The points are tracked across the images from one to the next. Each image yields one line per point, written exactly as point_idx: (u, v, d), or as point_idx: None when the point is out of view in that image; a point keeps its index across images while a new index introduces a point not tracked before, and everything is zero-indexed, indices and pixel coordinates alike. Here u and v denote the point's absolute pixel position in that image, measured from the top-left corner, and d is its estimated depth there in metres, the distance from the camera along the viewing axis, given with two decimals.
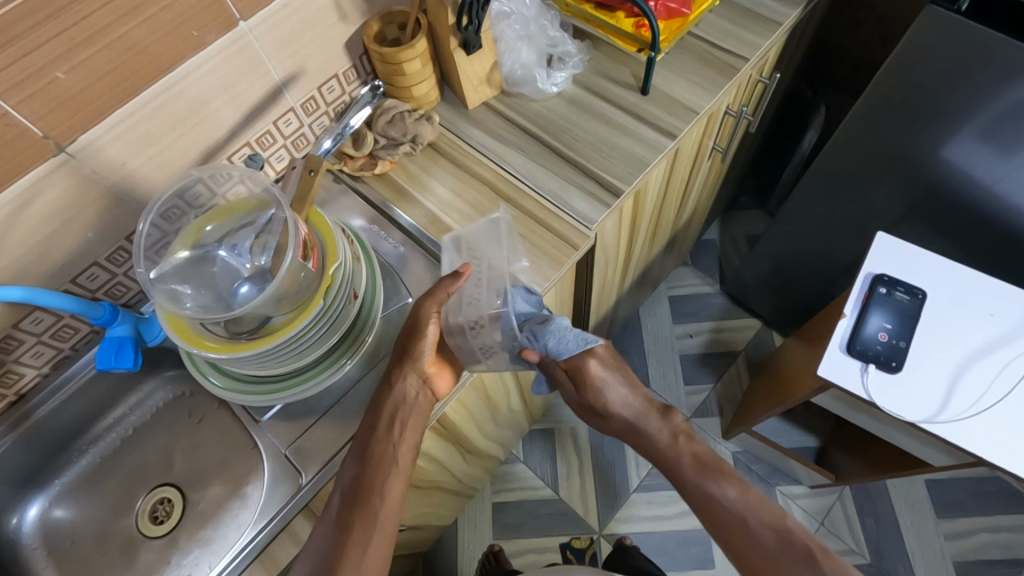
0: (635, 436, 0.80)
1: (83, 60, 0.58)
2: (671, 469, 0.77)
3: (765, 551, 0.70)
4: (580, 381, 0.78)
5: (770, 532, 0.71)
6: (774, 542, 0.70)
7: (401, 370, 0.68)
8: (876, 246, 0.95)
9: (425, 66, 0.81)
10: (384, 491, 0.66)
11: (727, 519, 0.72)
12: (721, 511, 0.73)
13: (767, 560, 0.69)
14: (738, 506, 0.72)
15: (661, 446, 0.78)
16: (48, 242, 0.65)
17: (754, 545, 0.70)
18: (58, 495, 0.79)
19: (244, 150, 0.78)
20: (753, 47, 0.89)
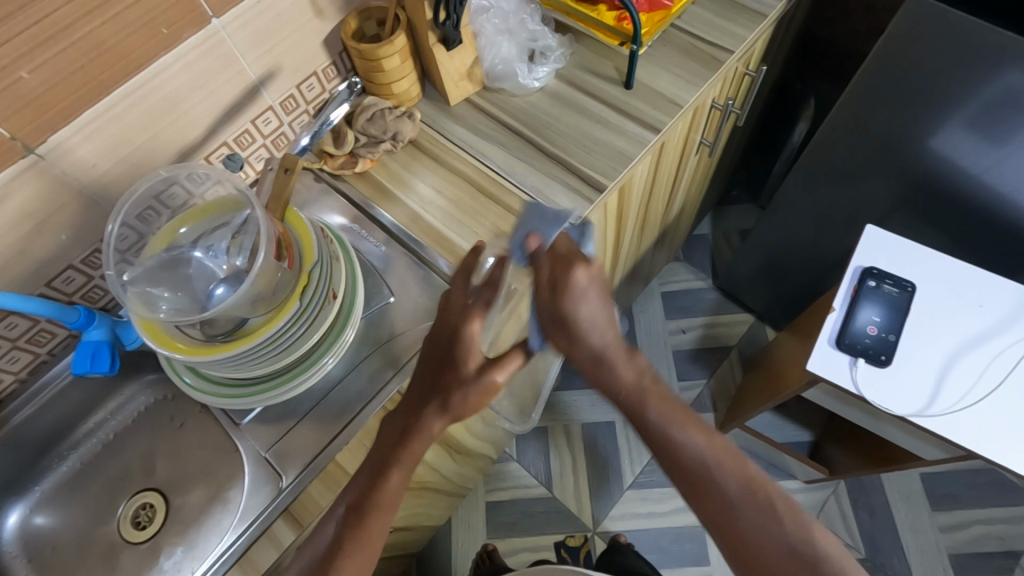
0: (599, 373, 0.63)
1: (47, 58, 0.57)
2: (630, 412, 0.61)
3: (722, 504, 0.57)
4: (559, 288, 0.63)
5: (736, 481, 0.58)
6: (738, 494, 0.57)
7: (432, 413, 0.63)
8: (866, 238, 0.95)
9: (405, 63, 0.80)
10: (367, 546, 0.60)
11: (685, 462, 0.59)
12: (677, 454, 0.59)
13: (730, 513, 0.57)
14: (700, 458, 0.59)
15: (625, 386, 0.62)
16: (18, 247, 0.64)
17: (715, 499, 0.58)
18: (39, 502, 0.78)
19: (223, 150, 0.77)
20: (736, 39, 0.88)
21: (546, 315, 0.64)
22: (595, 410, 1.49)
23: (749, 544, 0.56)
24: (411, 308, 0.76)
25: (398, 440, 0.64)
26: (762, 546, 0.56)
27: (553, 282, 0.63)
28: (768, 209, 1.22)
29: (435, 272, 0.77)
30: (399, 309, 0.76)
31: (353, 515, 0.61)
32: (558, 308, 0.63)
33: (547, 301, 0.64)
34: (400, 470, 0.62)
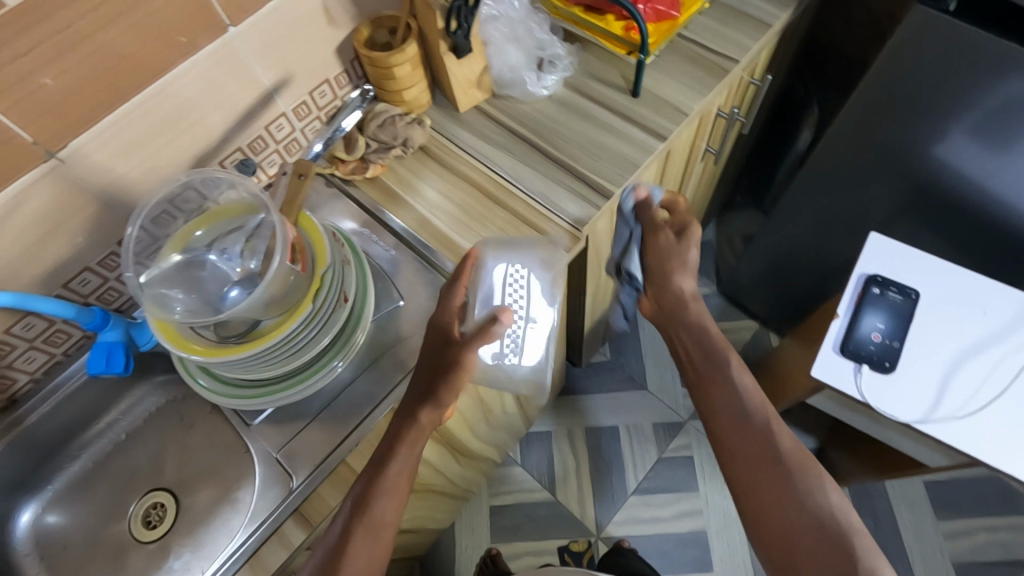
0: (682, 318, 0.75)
1: (68, 66, 0.58)
2: (710, 363, 0.72)
3: (767, 456, 0.65)
4: (678, 240, 0.76)
5: (787, 438, 0.65)
6: (787, 449, 0.64)
7: (426, 411, 0.65)
8: (870, 245, 0.95)
9: (415, 71, 0.81)
10: (374, 546, 0.60)
11: (747, 416, 0.67)
12: (743, 406, 0.68)
13: (774, 463, 0.64)
14: (762, 414, 0.67)
15: (707, 335, 0.73)
16: (37, 248, 0.66)
17: (768, 452, 0.65)
18: (50, 500, 0.79)
19: (236, 155, 0.78)
20: (742, 48, 0.89)
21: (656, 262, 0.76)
22: (599, 415, 1.50)
23: (781, 491, 0.63)
24: (420, 311, 0.77)
25: (395, 440, 0.65)
26: (792, 496, 0.62)
27: (676, 230, 0.78)
28: (772, 216, 1.23)
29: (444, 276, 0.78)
30: (408, 312, 0.78)
31: (355, 517, 0.61)
32: (669, 249, 0.76)
33: (664, 241, 0.76)
34: (397, 468, 0.64)
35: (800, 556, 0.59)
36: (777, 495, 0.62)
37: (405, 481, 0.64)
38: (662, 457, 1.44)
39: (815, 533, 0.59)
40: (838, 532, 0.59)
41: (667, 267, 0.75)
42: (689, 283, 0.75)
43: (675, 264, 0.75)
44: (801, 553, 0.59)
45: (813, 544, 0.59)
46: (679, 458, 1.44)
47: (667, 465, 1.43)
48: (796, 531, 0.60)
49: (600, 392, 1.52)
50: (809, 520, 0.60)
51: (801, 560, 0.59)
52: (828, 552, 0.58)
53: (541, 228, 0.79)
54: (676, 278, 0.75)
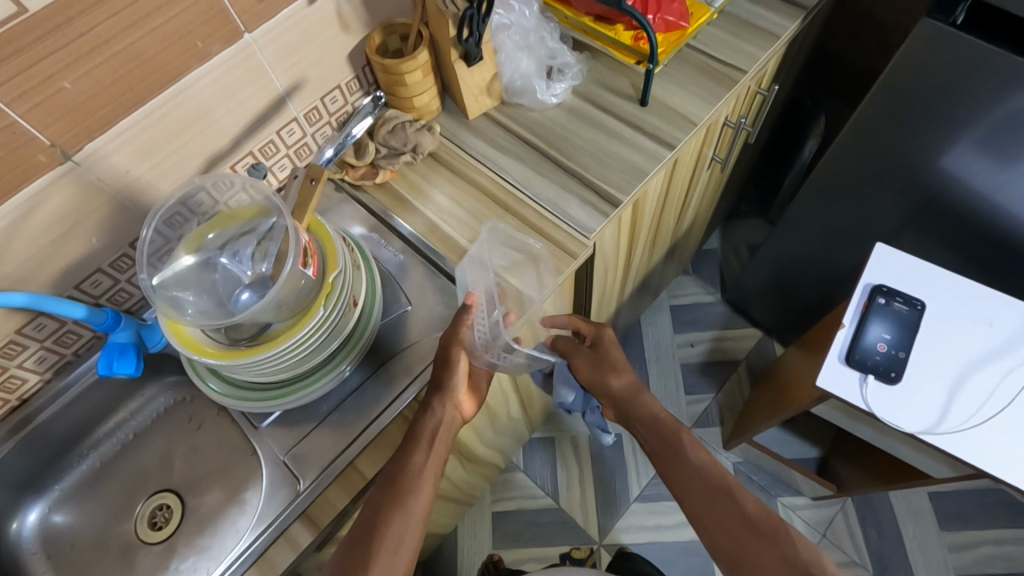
0: (637, 403, 0.80)
1: (89, 69, 0.59)
2: (667, 443, 0.76)
3: (744, 527, 0.67)
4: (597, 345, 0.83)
5: (752, 506, 0.68)
6: (755, 515, 0.68)
7: (439, 402, 0.70)
8: (876, 255, 0.96)
9: (426, 77, 0.82)
10: (409, 529, 0.64)
11: (713, 487, 0.71)
12: (705, 480, 0.72)
13: (746, 535, 0.67)
14: (722, 484, 0.70)
15: (654, 417, 0.78)
16: (53, 248, 0.66)
17: (737, 522, 0.68)
18: (58, 500, 0.79)
19: (248, 159, 0.79)
20: (750, 59, 0.90)
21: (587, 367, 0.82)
22: None
23: (754, 562, 0.65)
24: (428, 315, 0.78)
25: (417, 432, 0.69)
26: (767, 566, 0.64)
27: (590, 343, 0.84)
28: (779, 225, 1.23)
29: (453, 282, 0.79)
30: (416, 317, 0.78)
31: (385, 500, 0.65)
32: (593, 365, 0.82)
33: (586, 358, 0.83)
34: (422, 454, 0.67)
35: None
36: (767, 564, 0.64)
37: (432, 465, 0.68)
38: None
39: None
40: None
41: (599, 374, 0.81)
42: (625, 380, 0.80)
43: (597, 371, 0.81)
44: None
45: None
46: None
47: None
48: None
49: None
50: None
51: None
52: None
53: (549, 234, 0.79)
54: (608, 381, 0.81)
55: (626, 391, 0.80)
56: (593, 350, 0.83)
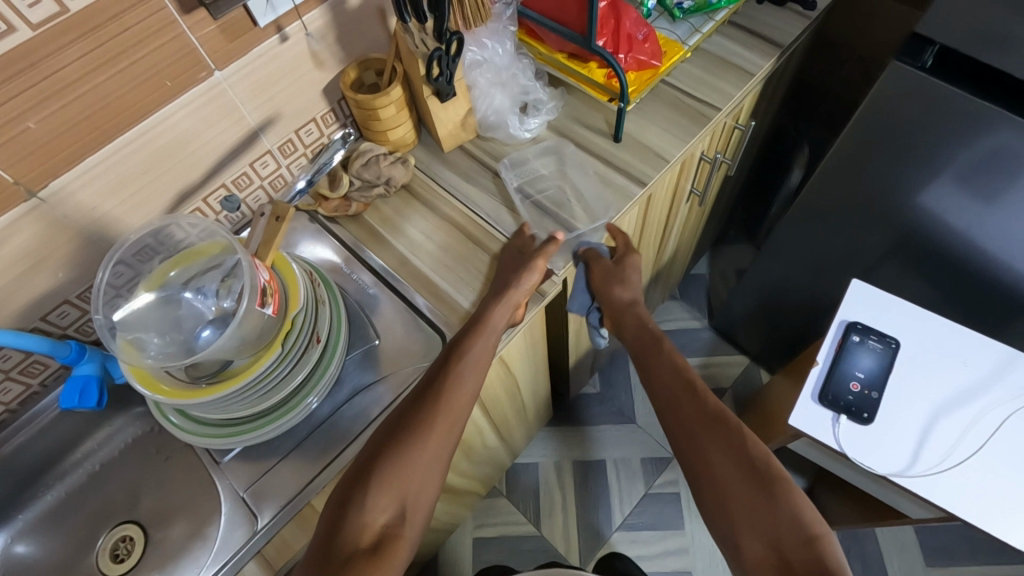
0: (638, 313, 0.82)
1: (54, 110, 0.60)
2: (646, 350, 0.78)
3: (699, 421, 0.68)
4: (623, 262, 0.84)
5: (713, 405, 0.69)
6: (713, 412, 0.68)
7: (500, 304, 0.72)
8: (851, 292, 0.95)
9: (400, 112, 0.83)
10: (455, 410, 0.67)
11: (678, 390, 0.72)
12: (673, 382, 0.73)
13: (699, 432, 0.67)
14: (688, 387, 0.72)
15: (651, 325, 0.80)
16: (17, 283, 0.66)
17: (694, 416, 0.69)
18: (21, 530, 0.79)
19: (220, 191, 0.79)
20: (725, 96, 0.90)
21: (607, 273, 0.82)
22: (587, 447, 1.49)
23: (702, 452, 0.66)
24: (396, 350, 0.78)
25: (422, 406, 0.66)
26: (714, 457, 0.65)
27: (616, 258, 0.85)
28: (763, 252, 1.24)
29: (422, 316, 0.79)
30: (385, 352, 0.78)
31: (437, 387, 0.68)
32: (609, 273, 0.82)
33: (607, 266, 0.82)
34: (483, 340, 0.70)
35: (734, 509, 0.61)
36: (715, 454, 0.65)
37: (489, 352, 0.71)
38: (649, 492, 1.43)
39: (742, 484, 0.62)
40: (763, 480, 0.62)
41: (608, 283, 0.82)
42: (627, 293, 0.82)
43: (614, 278, 0.82)
44: (734, 506, 0.61)
45: (743, 495, 0.62)
46: (666, 494, 1.42)
47: (653, 500, 1.42)
48: (728, 484, 0.63)
49: (596, 425, 1.52)
50: (738, 474, 0.63)
51: (735, 509, 0.61)
52: (753, 501, 0.61)
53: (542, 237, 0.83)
54: (616, 290, 0.82)
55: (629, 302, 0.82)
56: (619, 266, 0.83)
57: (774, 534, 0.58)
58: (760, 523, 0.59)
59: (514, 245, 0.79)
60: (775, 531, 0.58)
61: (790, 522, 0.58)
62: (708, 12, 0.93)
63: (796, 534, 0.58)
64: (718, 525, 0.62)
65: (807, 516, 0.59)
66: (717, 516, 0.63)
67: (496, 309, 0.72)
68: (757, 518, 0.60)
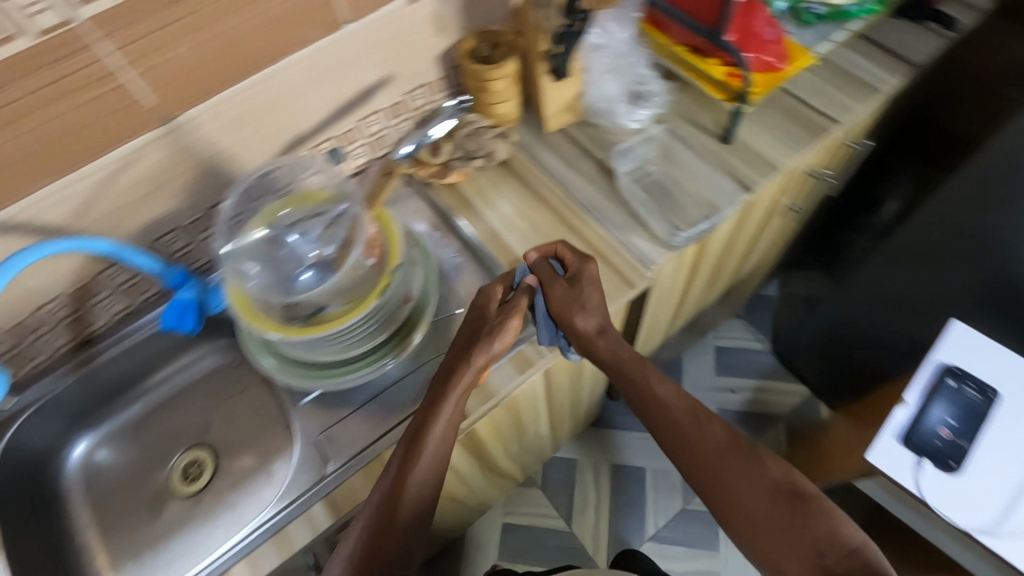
0: (609, 337, 0.69)
1: (195, 44, 0.62)
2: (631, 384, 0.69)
3: (711, 450, 0.64)
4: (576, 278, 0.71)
5: (719, 436, 0.65)
6: (722, 441, 0.64)
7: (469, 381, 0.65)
8: (950, 333, 0.89)
9: (511, 87, 0.83)
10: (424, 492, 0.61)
11: (680, 421, 0.67)
12: (671, 416, 0.67)
13: (712, 463, 0.63)
14: (690, 415, 0.67)
15: (624, 357, 0.68)
16: (138, 204, 0.70)
17: (704, 447, 0.64)
18: (104, 437, 0.84)
19: (327, 143, 0.81)
20: (845, 110, 0.85)
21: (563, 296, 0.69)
22: (626, 452, 1.48)
23: (725, 485, 0.62)
24: None
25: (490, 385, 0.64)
26: (736, 486, 0.61)
27: (568, 277, 0.72)
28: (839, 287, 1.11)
29: None
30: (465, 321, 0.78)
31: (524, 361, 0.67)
32: (567, 298, 0.69)
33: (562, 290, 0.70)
34: (440, 428, 0.62)
35: (772, 537, 0.58)
36: (739, 484, 0.62)
37: (450, 432, 0.64)
38: (685, 509, 1.40)
39: (772, 503, 0.60)
40: (795, 499, 0.59)
41: (567, 309, 0.69)
42: (591, 320, 0.69)
43: (572, 304, 0.69)
44: (771, 536, 0.58)
45: (777, 522, 0.58)
46: (702, 514, 1.39)
47: (688, 517, 1.39)
48: (763, 514, 0.59)
49: (623, 430, 1.50)
50: (768, 499, 0.60)
51: (772, 538, 0.58)
52: (789, 519, 0.58)
53: (612, 268, 0.77)
54: (577, 318, 0.68)
55: (592, 332, 0.68)
56: (570, 287, 0.70)
57: (818, 554, 0.56)
58: (801, 545, 0.56)
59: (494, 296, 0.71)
60: (818, 552, 0.56)
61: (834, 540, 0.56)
62: (839, 21, 0.91)
63: (841, 549, 0.55)
64: (763, 558, 0.59)
65: (846, 530, 0.56)
66: (756, 548, 0.59)
67: (454, 386, 0.64)
68: (795, 538, 0.57)
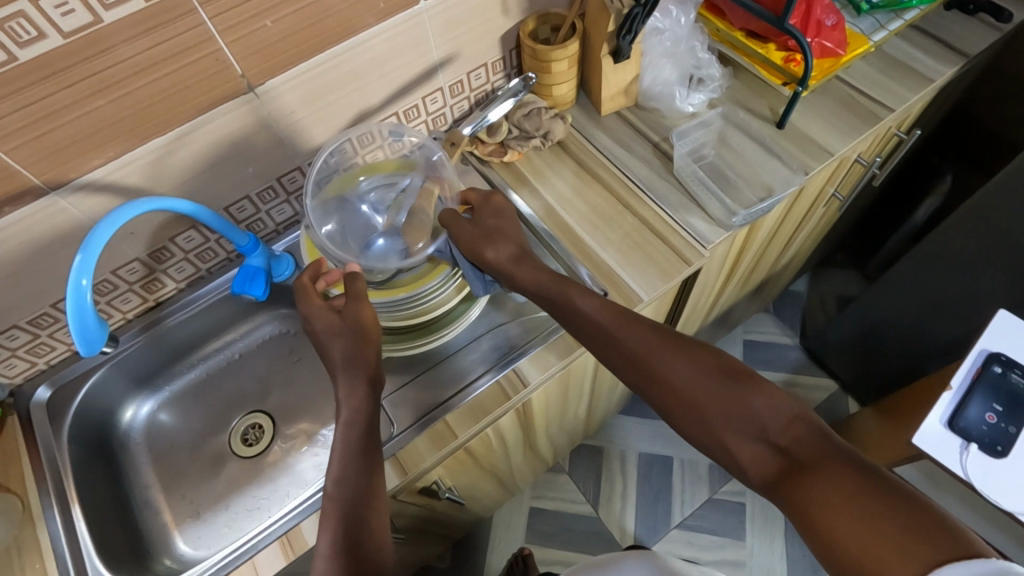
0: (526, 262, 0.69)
1: (286, 14, 0.63)
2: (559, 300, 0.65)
3: (644, 348, 0.60)
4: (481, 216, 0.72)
5: (650, 334, 0.61)
6: (653, 336, 0.61)
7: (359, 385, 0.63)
8: (997, 320, 0.89)
9: (570, 69, 0.84)
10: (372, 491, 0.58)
11: (607, 326, 0.62)
12: (598, 322, 0.63)
13: (648, 361, 0.59)
14: (619, 318, 0.63)
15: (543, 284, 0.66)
16: (215, 170, 0.73)
17: (637, 346, 0.60)
18: (165, 401, 0.87)
19: (391, 119, 0.84)
20: (900, 99, 0.87)
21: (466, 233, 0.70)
22: (653, 441, 1.49)
23: (663, 380, 0.58)
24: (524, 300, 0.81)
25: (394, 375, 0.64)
26: (674, 377, 0.58)
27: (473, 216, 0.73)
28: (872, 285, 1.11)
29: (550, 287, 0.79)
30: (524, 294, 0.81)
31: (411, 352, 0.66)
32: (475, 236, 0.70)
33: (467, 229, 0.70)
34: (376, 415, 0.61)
35: (717, 421, 0.55)
36: (675, 374, 0.58)
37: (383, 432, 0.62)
38: (712, 498, 1.41)
39: (712, 390, 0.56)
40: (732, 380, 0.56)
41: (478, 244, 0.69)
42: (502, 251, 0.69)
43: (479, 239, 0.69)
44: (717, 419, 0.55)
45: (720, 408, 0.55)
46: (729, 504, 1.40)
47: (715, 506, 1.40)
48: (704, 400, 0.56)
49: (651, 419, 1.52)
50: (708, 384, 0.57)
51: (717, 422, 0.55)
52: (732, 402, 0.55)
53: (670, 248, 0.79)
54: (487, 251, 0.68)
55: (507, 262, 0.69)
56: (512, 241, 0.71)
57: (761, 430, 0.54)
58: (744, 423, 0.54)
59: (325, 314, 0.66)
60: (762, 429, 0.54)
61: (776, 416, 0.54)
62: (897, 10, 0.90)
63: (785, 424, 0.53)
64: (706, 443, 0.57)
65: (783, 404, 0.55)
66: (703, 435, 0.56)
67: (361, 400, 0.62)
68: (738, 418, 0.55)
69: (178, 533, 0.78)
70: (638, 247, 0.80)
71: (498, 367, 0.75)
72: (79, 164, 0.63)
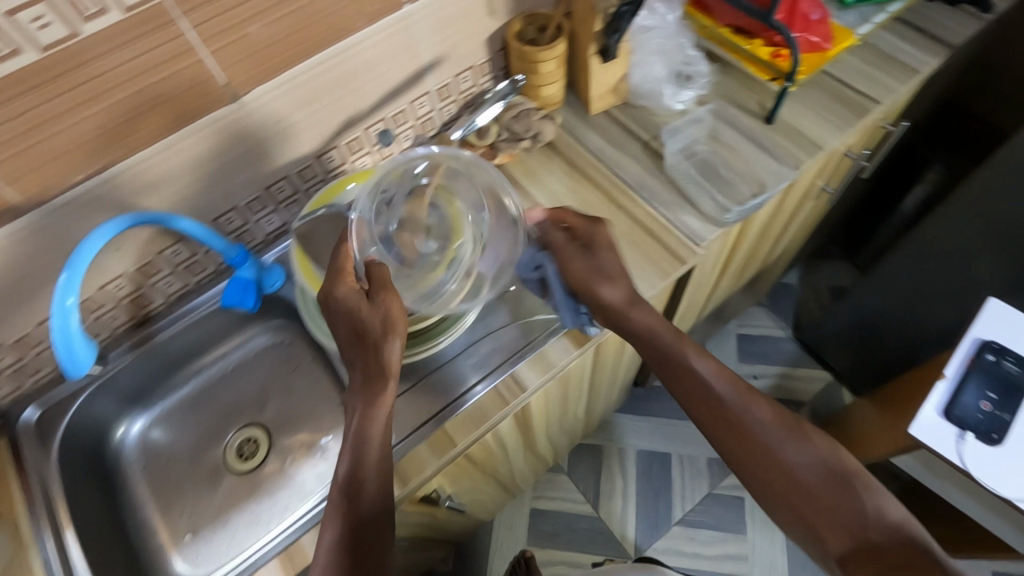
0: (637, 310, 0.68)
1: (271, 22, 0.63)
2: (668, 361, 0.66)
3: (761, 426, 0.62)
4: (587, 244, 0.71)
5: (766, 415, 0.62)
6: (770, 419, 0.62)
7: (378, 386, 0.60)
8: (988, 309, 0.90)
9: (558, 69, 0.84)
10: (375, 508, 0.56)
11: (724, 400, 0.63)
12: (717, 393, 0.64)
13: (755, 440, 0.61)
14: (737, 394, 0.64)
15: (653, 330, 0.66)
16: (201, 182, 0.72)
17: (747, 422, 0.62)
18: (158, 417, 0.85)
19: (379, 125, 0.83)
20: (888, 90, 0.87)
21: (585, 269, 0.69)
22: (652, 438, 1.49)
23: (769, 459, 0.60)
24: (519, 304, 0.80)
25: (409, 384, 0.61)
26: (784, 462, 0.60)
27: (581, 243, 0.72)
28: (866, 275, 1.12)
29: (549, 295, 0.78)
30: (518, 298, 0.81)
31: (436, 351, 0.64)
32: (586, 271, 0.70)
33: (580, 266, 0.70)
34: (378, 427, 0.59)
35: (818, 512, 0.58)
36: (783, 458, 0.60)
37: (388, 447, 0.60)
38: (712, 493, 1.41)
39: (819, 485, 0.59)
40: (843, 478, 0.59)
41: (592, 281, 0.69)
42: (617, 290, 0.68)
43: (591, 276, 0.69)
44: (819, 510, 0.58)
45: (823, 500, 0.58)
46: (729, 498, 1.41)
47: (715, 501, 1.40)
48: (811, 490, 0.59)
49: (649, 416, 1.52)
50: (816, 475, 0.59)
51: (818, 512, 0.58)
52: (836, 498, 0.58)
53: (665, 247, 0.79)
54: (602, 290, 0.68)
55: (621, 302, 0.68)
56: (588, 257, 0.70)
57: (862, 528, 0.56)
58: (843, 519, 0.57)
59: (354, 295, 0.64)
60: (863, 528, 0.56)
61: (880, 517, 0.56)
62: (879, 3, 0.91)
63: (886, 526, 0.55)
64: (795, 527, 0.59)
65: (890, 507, 0.56)
66: (798, 518, 0.59)
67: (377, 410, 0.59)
68: (840, 516, 0.57)
69: (175, 551, 0.76)
70: (633, 246, 0.79)
71: (495, 373, 0.74)
72: (62, 178, 0.61)
